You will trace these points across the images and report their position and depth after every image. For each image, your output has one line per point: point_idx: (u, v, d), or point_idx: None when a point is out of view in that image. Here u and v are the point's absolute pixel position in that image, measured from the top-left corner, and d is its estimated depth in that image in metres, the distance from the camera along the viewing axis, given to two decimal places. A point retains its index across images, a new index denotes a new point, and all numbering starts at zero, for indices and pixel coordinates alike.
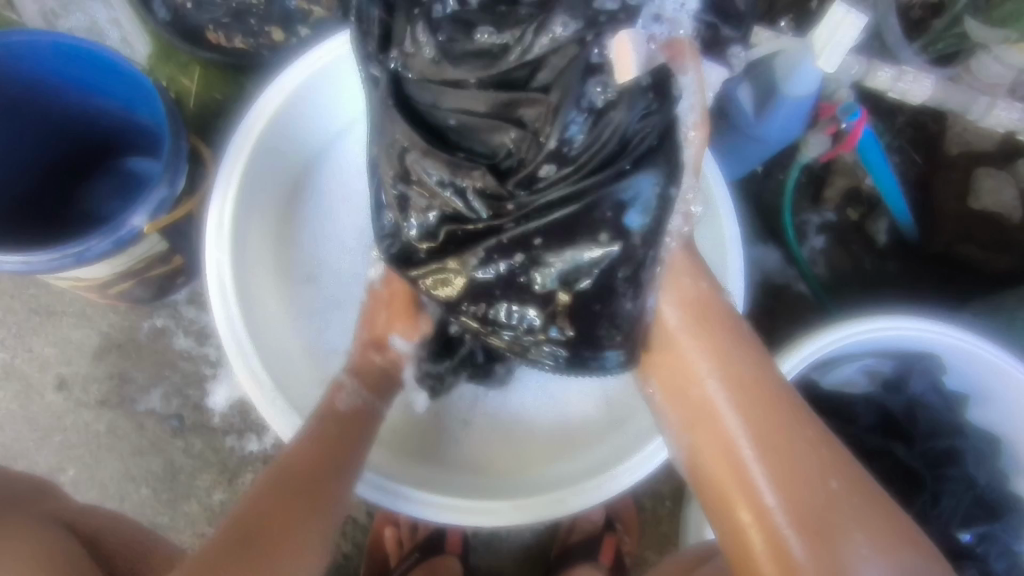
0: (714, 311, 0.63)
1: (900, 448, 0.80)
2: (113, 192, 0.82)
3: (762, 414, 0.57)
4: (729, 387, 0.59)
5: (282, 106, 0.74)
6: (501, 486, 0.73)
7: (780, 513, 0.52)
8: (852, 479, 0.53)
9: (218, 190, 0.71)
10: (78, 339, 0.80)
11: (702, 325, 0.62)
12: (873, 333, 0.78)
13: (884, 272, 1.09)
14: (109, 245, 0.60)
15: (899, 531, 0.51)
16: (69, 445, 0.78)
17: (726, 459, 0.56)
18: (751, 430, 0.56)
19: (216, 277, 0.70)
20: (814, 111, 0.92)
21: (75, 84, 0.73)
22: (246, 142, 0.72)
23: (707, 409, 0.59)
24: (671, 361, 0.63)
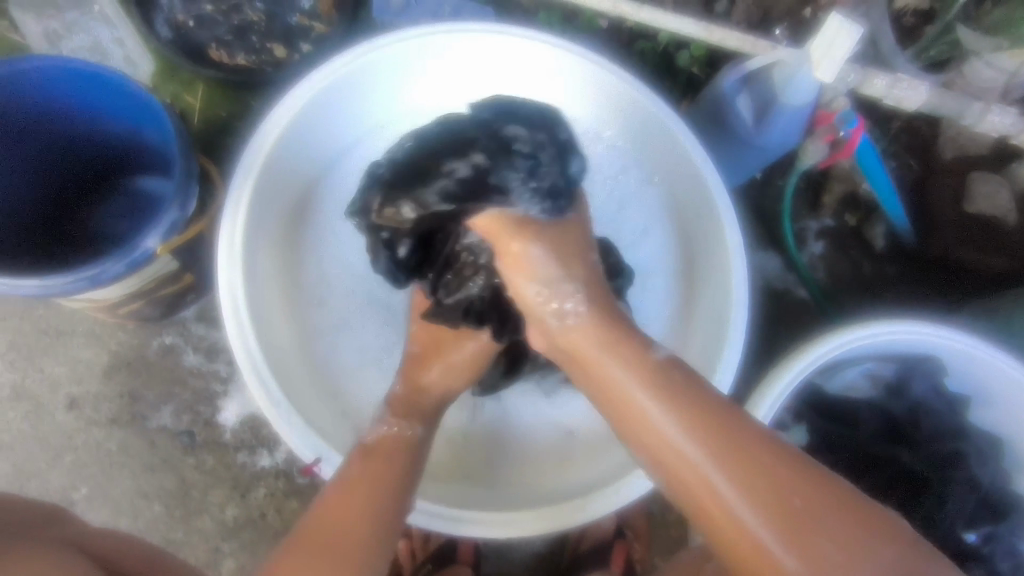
0: (641, 362, 0.59)
1: (905, 454, 0.81)
2: (121, 212, 0.82)
3: (727, 445, 0.54)
4: (678, 419, 0.56)
5: (291, 123, 0.75)
6: (514, 499, 0.74)
7: (761, 534, 0.51)
8: (823, 489, 0.53)
9: (228, 210, 0.71)
10: (87, 358, 0.80)
11: (645, 375, 0.59)
12: (876, 337, 0.79)
13: (883, 276, 1.10)
14: (123, 267, 0.60)
15: (868, 533, 0.51)
16: (81, 464, 0.79)
17: (705, 490, 0.54)
18: (721, 464, 0.53)
19: (228, 296, 0.70)
20: (811, 120, 0.93)
21: (83, 107, 0.73)
22: (257, 158, 0.73)
23: (664, 452, 0.56)
24: (626, 407, 0.58)
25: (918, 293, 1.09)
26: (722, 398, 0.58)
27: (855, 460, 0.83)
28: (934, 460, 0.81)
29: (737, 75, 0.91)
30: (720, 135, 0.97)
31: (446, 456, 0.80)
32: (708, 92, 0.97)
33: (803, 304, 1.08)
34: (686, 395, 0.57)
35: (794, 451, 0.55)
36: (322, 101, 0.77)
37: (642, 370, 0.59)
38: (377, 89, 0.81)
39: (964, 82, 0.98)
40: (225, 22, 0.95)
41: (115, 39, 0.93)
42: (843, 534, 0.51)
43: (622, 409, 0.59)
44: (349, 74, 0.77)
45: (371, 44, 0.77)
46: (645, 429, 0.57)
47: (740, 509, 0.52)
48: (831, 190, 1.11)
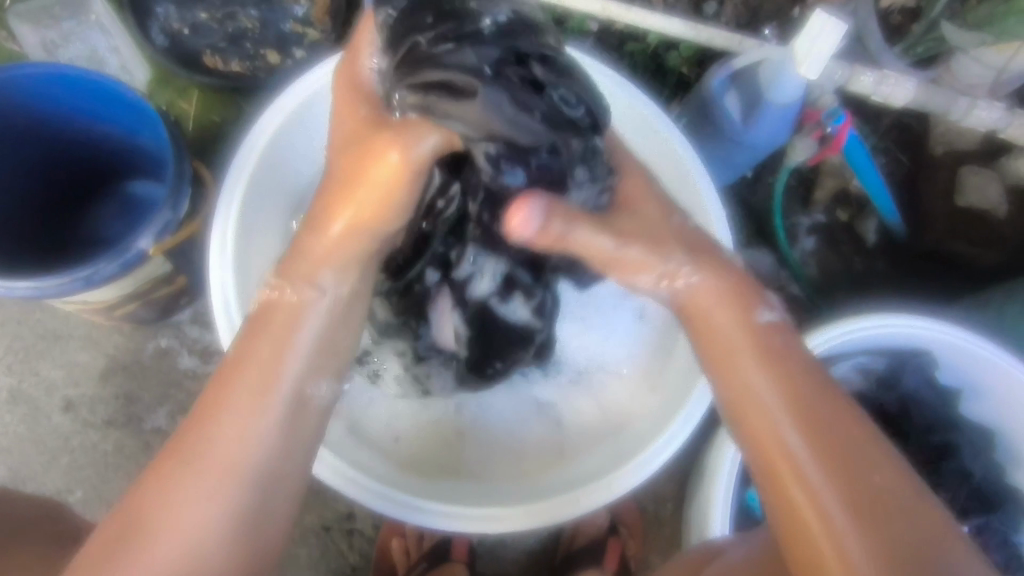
0: (766, 339, 0.58)
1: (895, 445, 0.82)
2: (116, 215, 0.83)
3: (818, 425, 0.53)
4: (785, 389, 0.55)
5: (285, 125, 0.76)
6: (507, 493, 0.74)
7: (836, 512, 0.50)
8: (898, 477, 0.52)
9: (220, 211, 0.72)
10: (83, 361, 0.81)
11: (761, 348, 0.57)
12: (862, 331, 0.80)
13: (876, 271, 1.10)
14: (116, 268, 0.61)
15: (943, 534, 0.49)
16: (77, 466, 0.79)
17: (781, 457, 0.53)
18: (805, 434, 0.53)
19: (220, 295, 0.71)
20: (799, 117, 0.94)
21: (79, 112, 0.75)
22: (250, 160, 0.74)
23: (759, 404, 0.55)
24: (727, 365, 0.58)
25: (910, 286, 1.10)
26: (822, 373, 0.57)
27: None
28: (925, 452, 0.82)
29: (724, 73, 0.92)
30: (709, 133, 0.98)
31: (443, 451, 0.80)
32: (696, 91, 0.98)
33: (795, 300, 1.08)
34: (779, 354, 0.57)
35: (871, 427, 0.54)
36: (314, 102, 0.78)
37: (761, 339, 0.58)
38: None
39: (951, 78, 1.00)
40: (220, 29, 0.96)
41: (111, 47, 0.94)
42: (909, 534, 0.49)
43: (719, 350, 0.59)
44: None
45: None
46: (736, 372, 0.57)
47: (814, 471, 0.52)
48: (823, 186, 1.11)
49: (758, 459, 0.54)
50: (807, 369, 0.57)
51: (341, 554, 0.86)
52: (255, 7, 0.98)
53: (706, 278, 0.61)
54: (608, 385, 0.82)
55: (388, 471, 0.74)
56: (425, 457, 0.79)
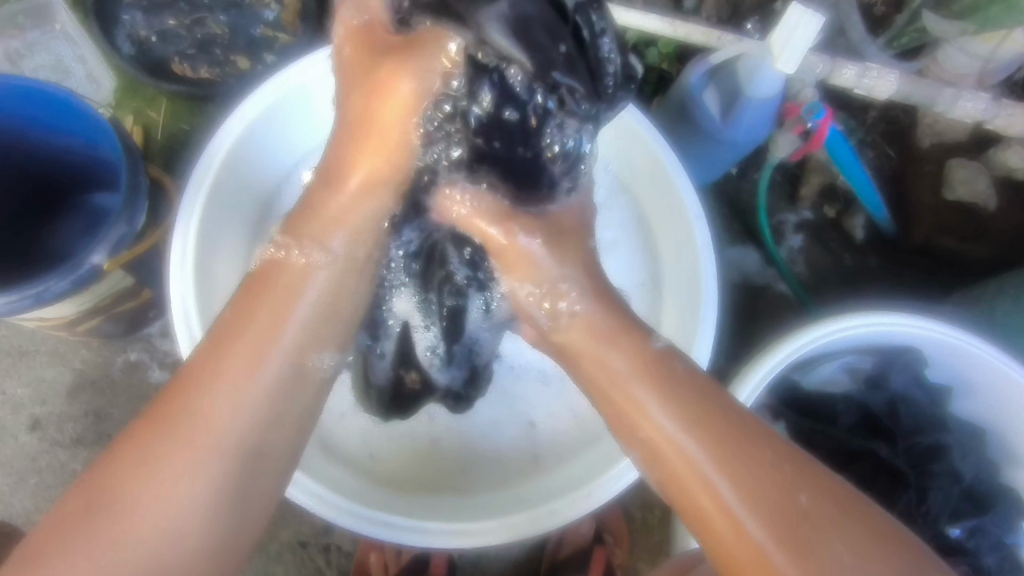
0: (663, 368, 0.57)
1: (883, 448, 0.79)
2: (80, 228, 0.81)
3: (731, 449, 0.53)
4: (687, 422, 0.54)
5: (247, 132, 0.75)
6: (480, 505, 0.72)
7: (761, 535, 0.51)
8: (817, 485, 0.53)
9: (180, 223, 0.71)
10: (51, 378, 0.79)
11: (649, 375, 0.56)
12: (849, 330, 0.77)
13: (865, 267, 1.09)
14: (68, 284, 0.59)
15: (865, 529, 0.52)
16: (45, 486, 0.77)
17: (699, 491, 0.53)
18: (716, 463, 0.53)
19: (179, 308, 0.69)
20: (780, 112, 0.92)
21: (36, 124, 0.73)
22: (211, 169, 0.73)
23: (676, 458, 0.54)
24: (627, 406, 0.56)
25: (901, 283, 1.08)
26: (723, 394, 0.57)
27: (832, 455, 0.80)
28: (915, 455, 0.79)
29: (702, 69, 0.90)
30: (687, 132, 0.96)
31: (417, 463, 0.78)
32: (674, 89, 0.95)
33: (783, 298, 1.06)
34: (676, 388, 0.56)
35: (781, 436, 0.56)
36: (278, 108, 0.76)
37: (649, 365, 0.57)
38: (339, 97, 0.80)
39: (938, 70, 0.98)
40: (189, 35, 0.95)
41: (77, 56, 0.92)
42: (843, 557, 0.50)
43: (617, 393, 0.57)
44: (309, 82, 0.76)
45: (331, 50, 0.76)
46: (644, 423, 0.56)
47: (743, 518, 0.52)
48: (809, 182, 1.09)
49: (685, 511, 0.54)
50: (716, 403, 0.56)
51: (320, 570, 0.84)
52: (224, 12, 0.96)
53: (588, 311, 0.59)
54: (588, 391, 0.80)
55: (358, 486, 0.72)
56: (402, 470, 0.77)
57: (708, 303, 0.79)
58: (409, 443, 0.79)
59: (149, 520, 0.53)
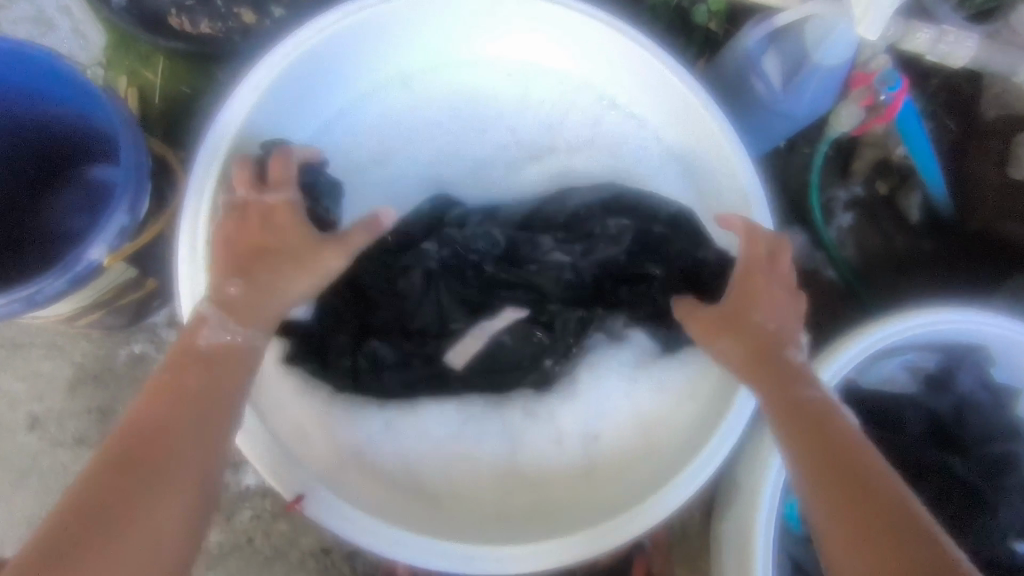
0: (814, 400, 0.60)
1: (957, 463, 0.72)
2: (71, 206, 0.73)
3: (857, 496, 0.54)
4: (818, 459, 0.56)
5: (264, 93, 0.71)
6: (497, 533, 0.69)
7: None
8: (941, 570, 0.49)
9: (189, 202, 0.68)
10: (49, 372, 0.73)
11: (806, 414, 0.59)
12: (919, 329, 0.71)
13: (917, 250, 1.01)
14: (65, 282, 0.52)
15: None
16: (47, 489, 0.72)
17: (842, 525, 0.53)
18: (841, 515, 0.53)
19: (188, 288, 0.67)
20: (845, 80, 0.80)
21: (20, 88, 0.66)
22: (221, 147, 0.70)
23: (810, 485, 0.56)
24: (788, 416, 0.60)
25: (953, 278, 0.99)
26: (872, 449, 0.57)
27: (898, 462, 0.73)
28: (988, 467, 0.73)
29: (762, 32, 0.79)
30: (741, 102, 0.86)
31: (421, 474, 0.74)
32: (727, 50, 0.85)
33: (830, 285, 1.00)
34: (824, 437, 0.57)
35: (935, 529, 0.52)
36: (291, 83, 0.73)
37: (816, 408, 0.59)
38: (366, 47, 0.77)
39: None
40: None
41: (62, 8, 0.82)
42: None
43: (781, 405, 0.61)
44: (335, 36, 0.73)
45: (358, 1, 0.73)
46: (792, 448, 0.58)
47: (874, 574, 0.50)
48: (861, 157, 1.01)
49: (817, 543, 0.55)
50: (866, 447, 0.57)
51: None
52: None
53: (728, 341, 0.66)
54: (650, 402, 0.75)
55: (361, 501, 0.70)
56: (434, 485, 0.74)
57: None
58: (416, 454, 0.75)
59: (161, 523, 0.56)
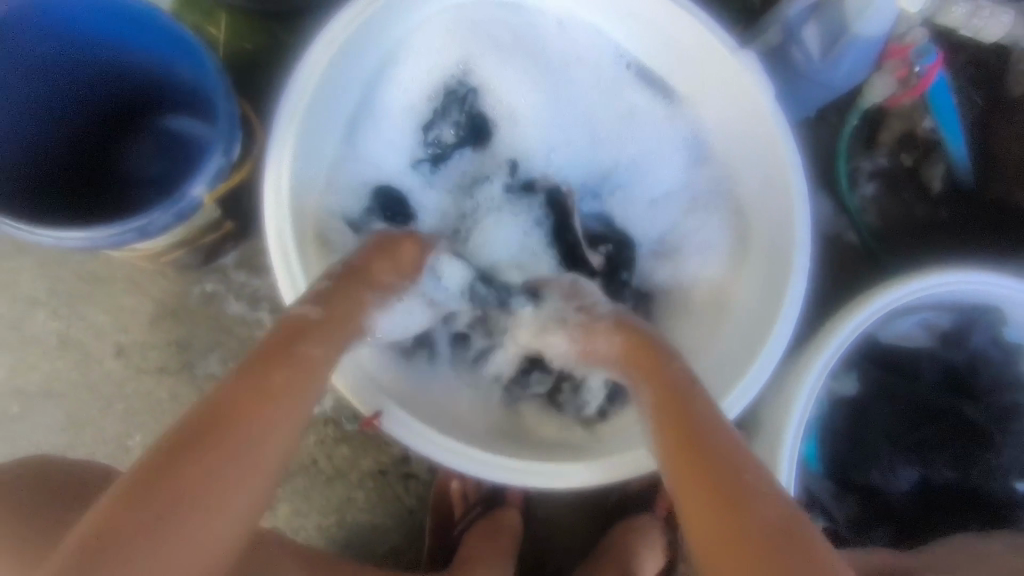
0: (682, 402, 0.59)
1: (968, 407, 0.79)
2: (149, 150, 0.83)
3: (697, 482, 0.53)
4: (681, 472, 0.54)
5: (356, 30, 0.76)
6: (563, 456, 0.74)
7: None
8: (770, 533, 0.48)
9: (275, 150, 0.71)
10: (131, 305, 0.79)
11: (671, 413, 0.58)
12: (939, 287, 0.76)
13: (936, 219, 1.04)
14: (171, 218, 0.59)
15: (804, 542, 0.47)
16: (133, 412, 0.79)
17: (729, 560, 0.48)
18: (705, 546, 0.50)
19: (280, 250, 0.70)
20: (880, 54, 0.85)
21: (112, 38, 0.73)
22: (297, 106, 0.72)
23: (698, 522, 0.51)
24: (677, 461, 0.55)
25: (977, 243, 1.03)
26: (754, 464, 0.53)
27: (912, 410, 0.80)
28: (994, 416, 0.80)
29: (803, 4, 0.85)
30: (777, 73, 0.91)
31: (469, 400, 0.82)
32: (770, 19, 0.89)
33: (852, 248, 1.06)
34: (692, 438, 0.56)
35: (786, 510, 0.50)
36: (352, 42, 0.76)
37: (679, 421, 0.57)
38: None
39: None
40: None
41: None
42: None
43: (680, 447, 0.56)
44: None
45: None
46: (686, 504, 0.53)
47: None
48: (890, 127, 1.05)
49: None
50: (719, 433, 0.56)
51: (398, 497, 0.89)
52: None
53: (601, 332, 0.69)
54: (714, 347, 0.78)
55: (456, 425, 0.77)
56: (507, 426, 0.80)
57: (800, 248, 0.73)
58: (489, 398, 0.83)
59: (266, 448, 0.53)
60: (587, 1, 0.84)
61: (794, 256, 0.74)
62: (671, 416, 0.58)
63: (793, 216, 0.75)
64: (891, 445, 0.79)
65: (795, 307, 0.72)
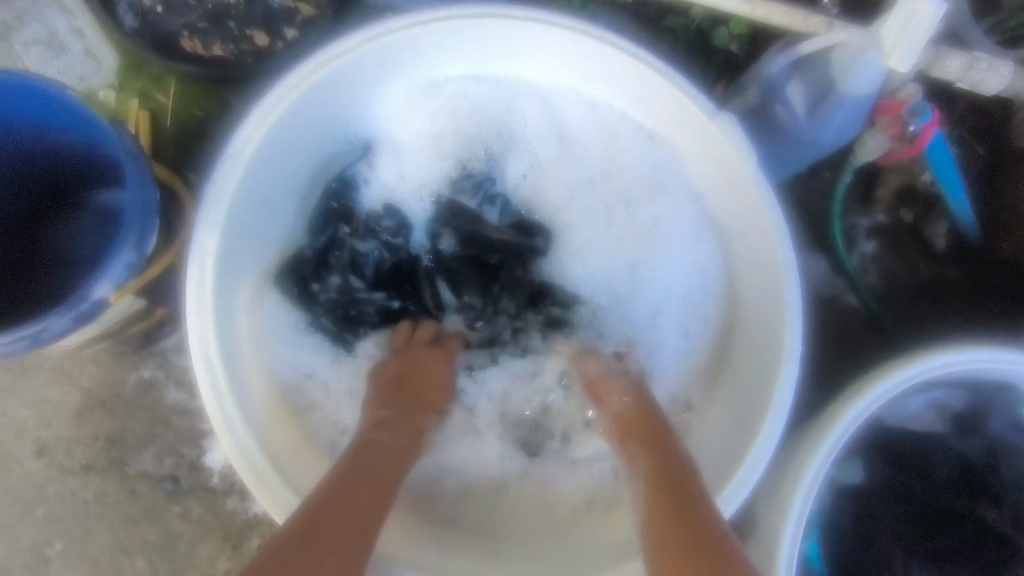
0: (650, 426, 0.66)
1: (989, 512, 0.71)
2: (90, 230, 0.74)
3: (678, 543, 0.54)
4: (664, 505, 0.58)
5: (301, 101, 0.71)
6: None
7: None
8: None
9: (199, 227, 0.65)
10: (56, 398, 0.73)
11: (636, 434, 0.66)
12: (948, 368, 0.69)
13: (943, 281, 0.97)
14: (69, 322, 0.55)
15: None
16: (55, 517, 0.72)
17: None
18: (655, 540, 0.56)
19: (200, 347, 0.63)
20: (871, 110, 0.79)
21: (29, 123, 0.68)
22: (224, 182, 0.66)
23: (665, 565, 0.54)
24: (652, 446, 0.64)
25: (992, 309, 0.95)
26: (719, 514, 0.57)
27: (927, 511, 0.72)
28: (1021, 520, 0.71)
29: (786, 60, 0.78)
30: (761, 131, 0.85)
31: (438, 492, 0.76)
32: (749, 75, 0.84)
33: (852, 312, 0.97)
34: (676, 488, 0.59)
35: None
36: (300, 112, 0.71)
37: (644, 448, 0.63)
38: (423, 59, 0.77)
39: None
40: (198, 6, 0.84)
41: (74, 30, 0.83)
42: None
43: (660, 470, 0.61)
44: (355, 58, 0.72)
45: (383, 26, 0.71)
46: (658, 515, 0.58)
47: None
48: (886, 183, 0.98)
49: None
50: (688, 475, 0.60)
51: None
52: None
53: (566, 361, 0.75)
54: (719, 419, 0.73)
55: (405, 544, 0.69)
56: (471, 523, 0.74)
57: (790, 330, 0.67)
58: (460, 492, 0.76)
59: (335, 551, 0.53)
60: (569, 65, 0.77)
61: (784, 341, 0.67)
62: (664, 444, 0.64)
63: (781, 287, 0.68)
64: (903, 551, 0.71)
65: (786, 396, 0.65)
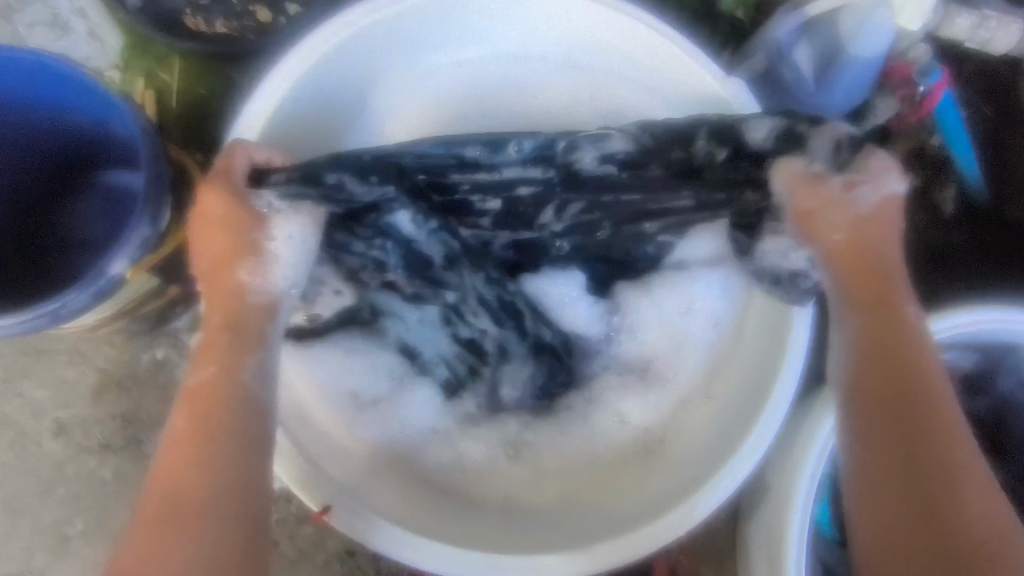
0: (867, 252, 0.63)
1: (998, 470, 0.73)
2: (103, 211, 0.78)
3: (887, 371, 0.59)
4: (867, 348, 0.60)
5: (317, 75, 0.71)
6: (536, 535, 0.68)
7: (840, 433, 0.60)
8: (914, 425, 0.56)
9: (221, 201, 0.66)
10: (72, 378, 0.74)
11: (855, 261, 0.62)
12: (957, 329, 0.68)
13: (951, 245, 0.95)
14: (88, 298, 0.58)
15: (961, 466, 0.55)
16: (74, 496, 0.73)
17: (889, 399, 0.58)
18: (850, 364, 0.61)
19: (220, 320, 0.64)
20: (882, 73, 0.79)
21: (44, 104, 0.71)
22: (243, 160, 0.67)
23: (876, 398, 0.58)
24: (871, 272, 0.62)
25: (997, 274, 0.94)
26: (920, 338, 0.60)
27: None
28: None
29: (793, 24, 0.77)
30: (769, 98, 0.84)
31: (437, 468, 0.73)
32: (756, 40, 0.83)
33: None
34: (891, 322, 0.60)
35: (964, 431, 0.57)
36: (315, 90, 0.72)
37: (878, 266, 0.62)
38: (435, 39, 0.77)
39: None
40: None
41: (77, 10, 0.83)
42: (892, 464, 0.56)
43: (866, 292, 0.61)
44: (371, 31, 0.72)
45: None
46: (889, 333, 0.60)
47: (887, 467, 0.56)
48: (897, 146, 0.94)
49: (865, 423, 0.58)
50: (916, 318, 0.61)
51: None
52: None
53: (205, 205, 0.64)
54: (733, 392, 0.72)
55: (401, 514, 0.68)
56: (458, 501, 0.71)
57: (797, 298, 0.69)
58: (453, 470, 0.74)
59: (184, 543, 0.54)
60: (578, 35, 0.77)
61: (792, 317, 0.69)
62: (875, 267, 0.62)
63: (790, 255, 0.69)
64: None
65: (797, 360, 0.67)
